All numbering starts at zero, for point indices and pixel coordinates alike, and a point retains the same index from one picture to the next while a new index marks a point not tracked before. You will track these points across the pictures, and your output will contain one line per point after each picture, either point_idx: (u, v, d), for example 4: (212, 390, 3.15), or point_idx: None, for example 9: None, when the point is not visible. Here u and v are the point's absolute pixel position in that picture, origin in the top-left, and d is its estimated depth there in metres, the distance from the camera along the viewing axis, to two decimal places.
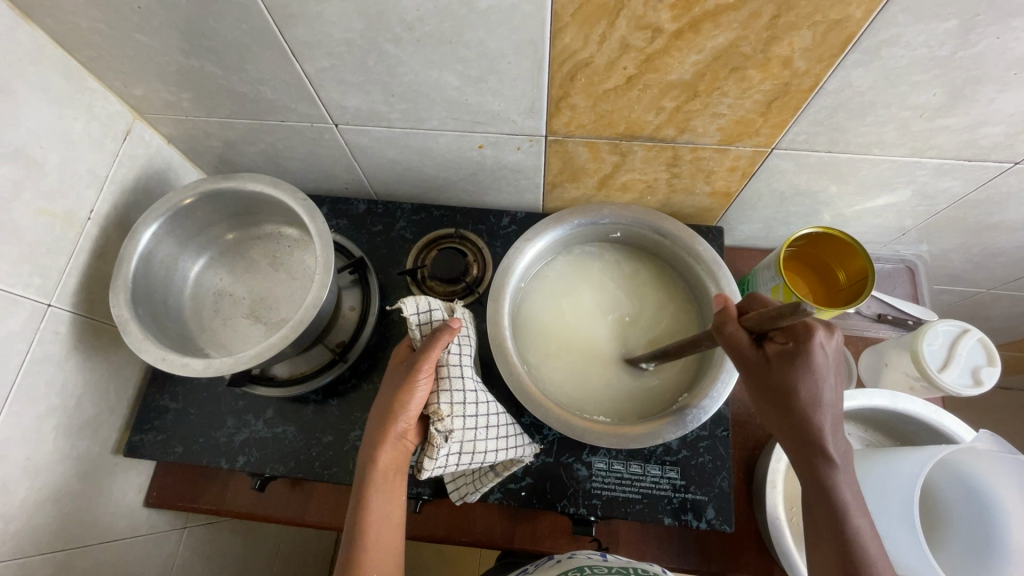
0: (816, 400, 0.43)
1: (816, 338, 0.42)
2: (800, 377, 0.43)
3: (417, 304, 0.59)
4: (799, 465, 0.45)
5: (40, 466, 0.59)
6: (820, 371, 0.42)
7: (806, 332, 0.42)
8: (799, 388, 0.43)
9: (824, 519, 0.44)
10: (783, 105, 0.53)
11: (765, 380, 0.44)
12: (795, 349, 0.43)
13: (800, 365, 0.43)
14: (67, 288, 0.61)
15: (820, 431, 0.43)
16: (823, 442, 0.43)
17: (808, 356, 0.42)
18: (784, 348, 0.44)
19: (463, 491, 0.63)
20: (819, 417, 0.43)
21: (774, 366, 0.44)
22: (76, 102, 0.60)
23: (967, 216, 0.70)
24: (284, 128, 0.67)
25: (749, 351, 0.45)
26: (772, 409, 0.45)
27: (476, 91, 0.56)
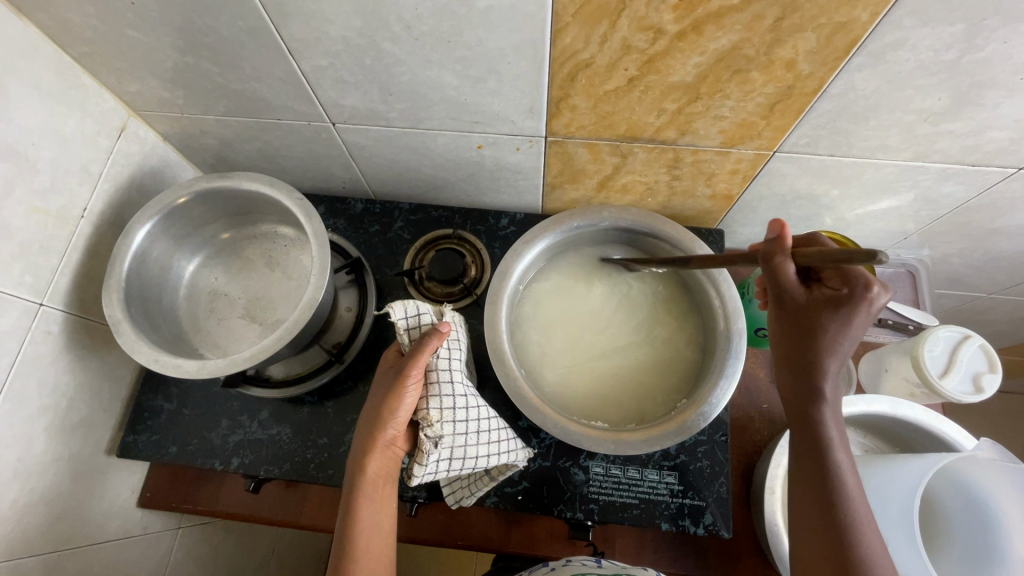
0: (834, 343, 0.47)
1: (869, 291, 0.45)
2: (830, 321, 0.47)
3: (406, 309, 0.58)
4: (795, 395, 0.50)
5: (31, 468, 0.58)
6: (857, 323, 0.46)
7: (863, 283, 0.45)
8: (820, 330, 0.47)
9: (808, 444, 0.49)
10: (786, 108, 0.52)
11: (795, 315, 0.49)
12: (845, 298, 0.46)
13: (841, 313, 0.46)
14: (59, 287, 0.60)
15: (826, 369, 0.48)
16: (822, 379, 0.48)
17: (849, 304, 0.46)
18: (834, 293, 0.47)
19: (458, 495, 0.63)
20: (831, 358, 0.47)
21: (812, 307, 0.48)
22: (69, 98, 0.59)
23: (969, 222, 0.69)
24: (281, 126, 0.66)
25: (790, 283, 0.48)
26: (788, 342, 0.50)
27: (475, 91, 0.56)
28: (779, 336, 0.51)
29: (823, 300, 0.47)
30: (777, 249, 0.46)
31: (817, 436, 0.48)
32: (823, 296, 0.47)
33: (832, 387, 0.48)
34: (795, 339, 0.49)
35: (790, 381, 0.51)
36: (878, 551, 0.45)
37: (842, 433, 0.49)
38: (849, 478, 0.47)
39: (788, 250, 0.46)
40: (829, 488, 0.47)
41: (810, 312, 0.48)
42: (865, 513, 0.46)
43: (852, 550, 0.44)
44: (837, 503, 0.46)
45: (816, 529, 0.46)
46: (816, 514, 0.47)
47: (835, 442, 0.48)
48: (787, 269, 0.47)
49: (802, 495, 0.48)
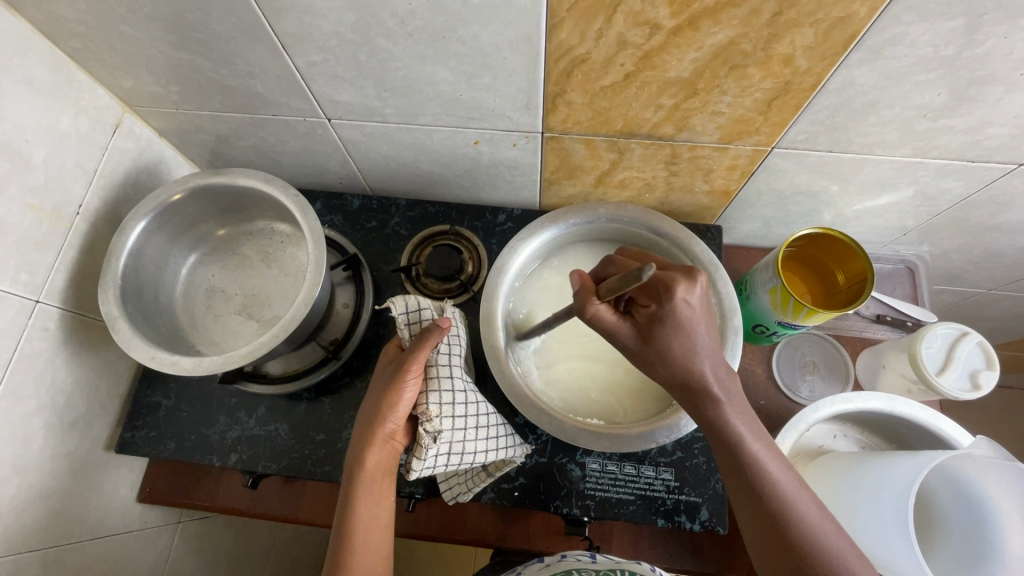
0: (687, 351, 0.48)
1: (678, 295, 0.48)
2: (671, 334, 0.48)
3: (407, 304, 0.59)
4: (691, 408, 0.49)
5: (30, 464, 0.59)
6: (686, 320, 0.48)
7: (667, 290, 0.48)
8: (672, 344, 0.48)
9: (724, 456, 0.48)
10: (784, 104, 0.52)
11: (641, 346, 0.49)
12: (660, 311, 0.48)
13: (668, 324, 0.48)
14: (55, 284, 0.60)
15: (698, 376, 0.48)
16: (702, 384, 0.48)
17: (674, 310, 0.48)
18: (650, 309, 0.49)
19: (455, 491, 0.63)
20: (693, 364, 0.48)
21: (647, 331, 0.49)
22: (62, 94, 0.59)
23: (968, 218, 0.69)
24: (276, 122, 0.66)
25: (614, 325, 0.50)
26: (654, 369, 0.49)
27: (471, 87, 0.55)
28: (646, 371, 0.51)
29: (651, 318, 0.49)
30: (587, 300, 0.50)
31: (724, 440, 0.48)
32: (647, 316, 0.49)
33: (714, 386, 0.48)
34: (654, 368, 0.49)
35: (677, 396, 0.50)
36: (821, 520, 0.46)
37: (749, 419, 0.48)
38: (769, 466, 0.47)
39: (596, 295, 0.50)
40: (757, 489, 0.47)
41: (653, 337, 0.49)
42: (795, 490, 0.47)
43: (800, 537, 0.45)
44: (769, 500, 0.46)
45: (764, 534, 0.47)
46: (759, 519, 0.47)
47: (744, 437, 0.47)
48: (605, 312, 0.50)
49: (739, 502, 0.48)
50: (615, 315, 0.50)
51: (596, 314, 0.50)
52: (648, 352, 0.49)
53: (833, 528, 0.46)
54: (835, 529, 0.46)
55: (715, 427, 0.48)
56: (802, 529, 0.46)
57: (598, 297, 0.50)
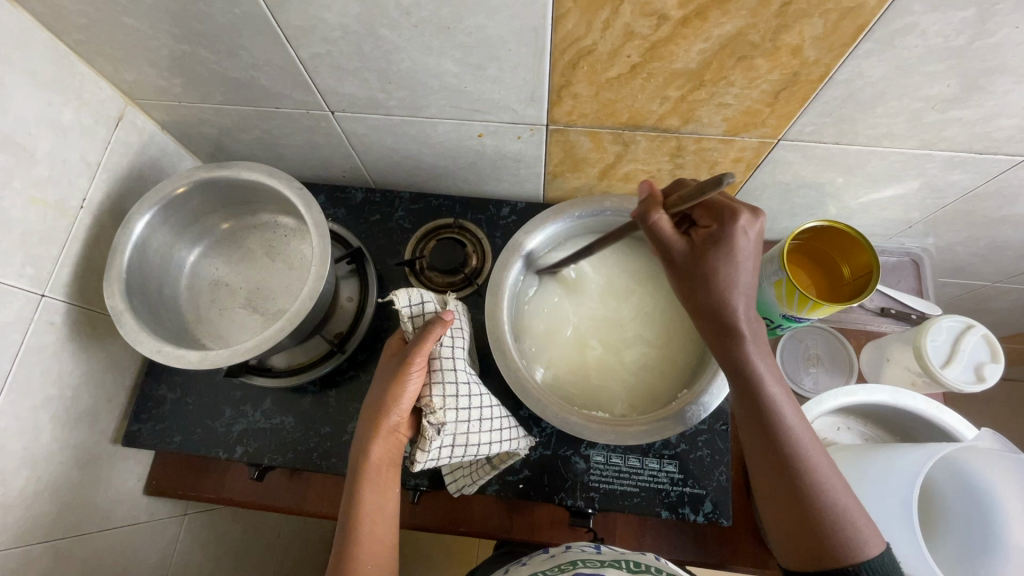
0: (731, 280, 0.49)
1: (738, 222, 0.47)
2: (722, 259, 0.48)
3: (410, 297, 0.58)
4: (718, 341, 0.52)
5: (38, 456, 0.59)
6: (741, 252, 0.48)
7: (732, 216, 0.48)
8: (720, 272, 0.49)
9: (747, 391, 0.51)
10: (791, 95, 0.51)
11: (688, 266, 0.50)
12: (719, 236, 0.48)
13: (723, 250, 0.48)
14: (61, 278, 0.60)
15: (735, 311, 0.50)
16: (736, 321, 0.50)
17: (730, 240, 0.48)
18: (709, 233, 0.49)
19: (460, 483, 0.63)
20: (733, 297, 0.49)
21: (698, 254, 0.49)
22: (65, 87, 0.58)
23: (975, 210, 0.69)
24: (279, 114, 0.66)
25: (670, 239, 0.49)
26: (695, 293, 0.50)
27: (476, 79, 0.55)
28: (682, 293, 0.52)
29: (705, 243, 0.49)
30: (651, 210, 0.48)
31: (748, 380, 0.51)
32: (703, 239, 0.49)
33: (747, 324, 0.50)
34: (696, 289, 0.50)
35: (708, 328, 0.52)
36: (829, 472, 0.49)
37: (772, 364, 0.51)
38: (786, 412, 0.51)
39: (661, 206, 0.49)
40: (772, 428, 0.50)
41: (703, 259, 0.49)
42: (808, 442, 0.50)
43: (807, 484, 0.49)
44: (784, 443, 0.50)
45: (774, 474, 0.50)
46: (770, 457, 0.50)
47: (767, 382, 0.50)
48: (665, 224, 0.49)
49: (753, 439, 0.52)
50: (672, 230, 0.49)
51: (654, 226, 0.49)
52: (694, 274, 0.50)
53: (839, 482, 0.49)
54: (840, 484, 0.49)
55: (742, 367, 0.51)
56: (810, 478, 0.49)
57: (664, 207, 0.49)
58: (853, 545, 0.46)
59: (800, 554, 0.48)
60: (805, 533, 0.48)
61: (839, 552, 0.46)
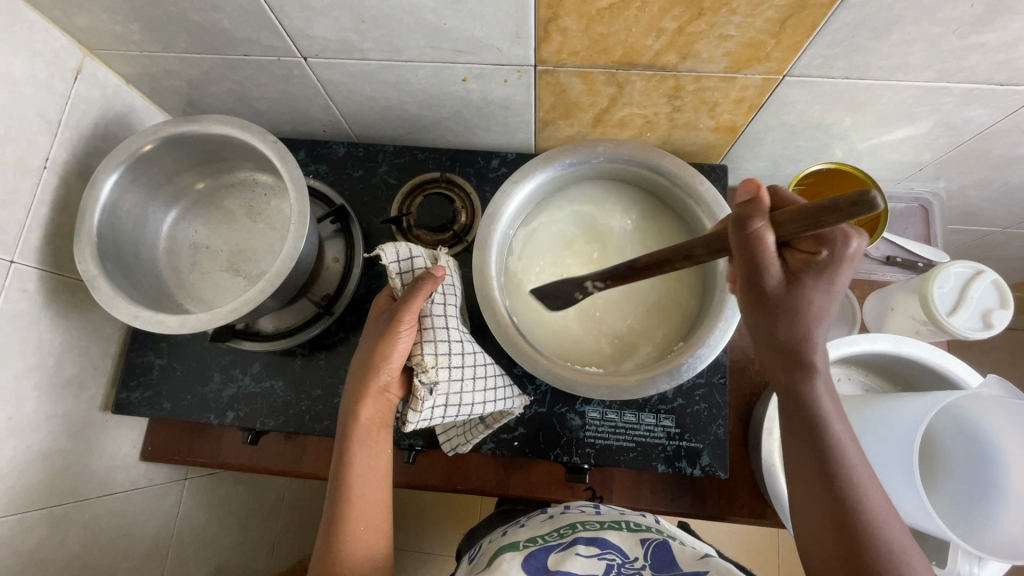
0: (825, 310, 0.42)
1: (851, 248, 0.40)
2: (818, 291, 0.41)
3: (398, 250, 0.56)
4: (782, 370, 0.46)
5: (24, 426, 0.58)
6: (838, 283, 0.40)
7: (844, 242, 0.39)
8: (809, 304, 0.41)
9: (800, 421, 0.46)
10: (798, 24, 0.47)
11: (776, 295, 0.42)
12: (826, 261, 0.40)
13: (824, 278, 0.40)
14: (29, 243, 0.58)
15: (815, 343, 0.43)
16: (811, 351, 0.44)
17: (829, 270, 0.40)
18: (812, 259, 0.40)
19: (454, 442, 0.63)
20: (816, 331, 0.43)
21: (795, 276, 0.41)
22: (13, 34, 0.54)
23: (990, 149, 0.65)
24: (248, 63, 0.61)
25: (769, 255, 0.38)
26: (779, 320, 0.43)
27: (455, 15, 0.50)
28: (759, 314, 0.44)
29: (802, 270, 0.41)
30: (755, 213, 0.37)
31: (806, 410, 0.46)
32: (801, 265, 0.41)
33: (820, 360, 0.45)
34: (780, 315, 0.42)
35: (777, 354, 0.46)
36: (888, 514, 0.43)
37: (836, 402, 0.46)
38: (847, 448, 0.45)
39: (770, 219, 0.37)
40: (829, 462, 0.45)
41: (797, 288, 0.41)
42: (868, 479, 0.44)
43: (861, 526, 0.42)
44: (841, 478, 0.44)
45: (823, 511, 0.44)
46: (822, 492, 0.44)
47: (828, 414, 0.45)
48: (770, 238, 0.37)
49: (801, 472, 0.46)
50: (769, 247, 0.38)
51: (755, 240, 0.37)
52: (785, 296, 0.41)
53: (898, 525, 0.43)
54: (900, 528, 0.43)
55: (800, 397, 0.46)
56: (868, 521, 0.42)
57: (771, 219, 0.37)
58: None
59: None
60: None
61: None
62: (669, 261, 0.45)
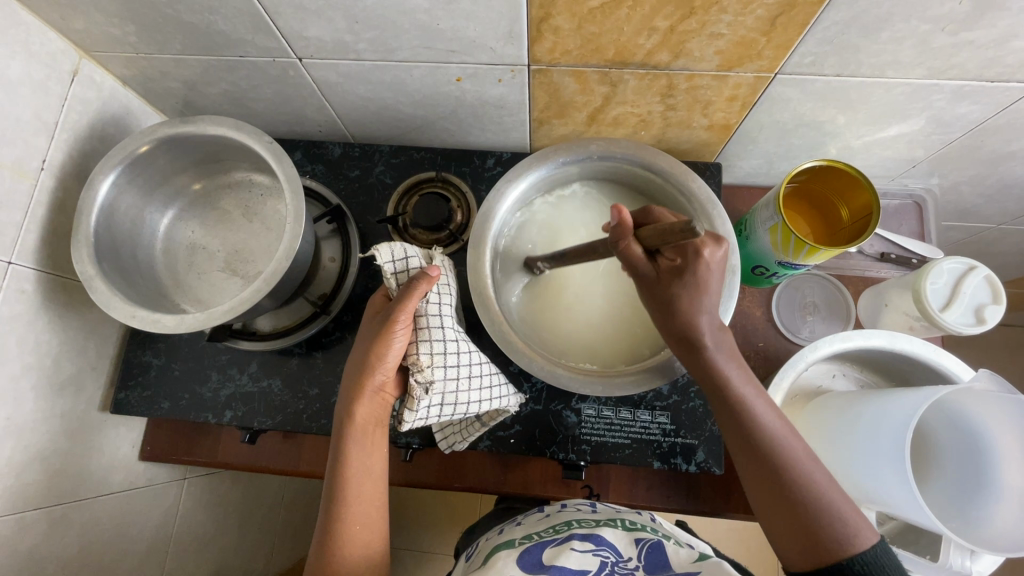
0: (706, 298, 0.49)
1: (704, 251, 0.48)
2: (688, 284, 0.48)
3: (393, 251, 0.56)
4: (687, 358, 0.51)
5: (22, 426, 0.59)
6: (705, 275, 0.48)
7: (695, 247, 0.48)
8: (683, 294, 0.48)
9: (718, 399, 0.51)
10: (788, 22, 0.47)
11: (656, 292, 0.50)
12: (683, 265, 0.48)
13: (688, 275, 0.48)
14: (27, 244, 0.58)
15: (703, 327, 0.49)
16: (702, 332, 0.49)
17: (690, 266, 0.48)
18: (673, 264, 0.49)
19: (451, 440, 0.63)
20: (702, 316, 0.49)
21: (665, 278, 0.49)
22: (10, 37, 0.54)
23: (983, 145, 0.65)
24: (244, 64, 0.62)
25: (639, 262, 0.49)
26: (665, 312, 0.50)
27: (448, 15, 0.51)
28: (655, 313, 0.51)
29: (669, 271, 0.49)
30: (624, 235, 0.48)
31: (717, 387, 0.50)
32: (666, 268, 0.49)
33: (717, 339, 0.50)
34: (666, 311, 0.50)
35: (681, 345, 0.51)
36: (818, 472, 0.48)
37: (745, 374, 0.51)
38: (764, 416, 0.50)
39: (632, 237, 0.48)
40: (752, 433, 0.49)
41: (673, 285, 0.49)
42: (788, 436, 0.50)
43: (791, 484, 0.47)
44: (766, 445, 0.49)
45: (760, 480, 0.49)
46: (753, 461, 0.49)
47: (738, 386, 0.50)
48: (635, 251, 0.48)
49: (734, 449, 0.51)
50: (637, 256, 0.49)
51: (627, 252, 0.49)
52: (662, 293, 0.49)
53: (827, 478, 0.48)
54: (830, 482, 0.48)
55: (710, 374, 0.50)
56: (796, 478, 0.47)
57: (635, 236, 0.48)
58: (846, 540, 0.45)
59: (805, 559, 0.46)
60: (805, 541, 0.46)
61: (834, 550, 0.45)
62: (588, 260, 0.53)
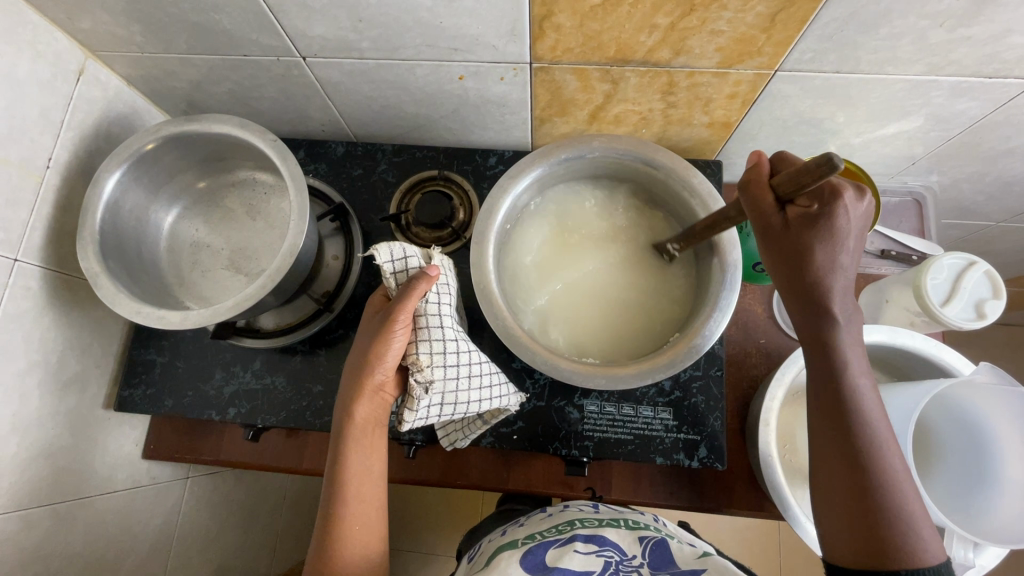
0: (834, 263, 0.44)
1: (842, 201, 0.42)
2: (821, 240, 0.43)
3: (392, 251, 0.56)
4: (803, 323, 0.48)
5: (27, 423, 0.59)
6: (840, 234, 0.43)
7: (835, 196, 0.42)
8: (815, 253, 0.44)
9: (825, 372, 0.48)
10: (788, 18, 0.48)
11: (781, 244, 0.45)
12: (819, 215, 0.43)
13: (822, 230, 0.43)
14: (33, 242, 0.58)
15: (831, 295, 0.46)
16: (829, 302, 0.46)
17: (830, 221, 0.43)
18: (807, 212, 0.43)
19: (452, 438, 0.63)
20: (828, 281, 0.45)
21: (793, 231, 0.44)
22: (16, 36, 0.55)
23: (981, 142, 0.65)
24: (248, 63, 0.62)
25: (767, 209, 0.45)
26: (787, 267, 0.46)
27: (451, 13, 0.51)
28: (772, 266, 0.47)
29: (802, 221, 0.44)
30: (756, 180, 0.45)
31: (829, 362, 0.47)
32: (798, 217, 0.44)
33: (841, 312, 0.46)
34: (786, 266, 0.46)
35: (797, 306, 0.48)
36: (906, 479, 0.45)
37: (861, 359, 0.48)
38: (869, 404, 0.47)
39: (766, 181, 0.45)
40: (851, 415, 0.46)
41: (800, 239, 0.44)
42: (886, 439, 0.46)
43: (872, 479, 0.45)
44: (861, 433, 0.46)
45: (842, 464, 0.46)
46: (842, 442, 0.46)
47: (853, 368, 0.47)
48: (767, 195, 0.45)
49: (822, 427, 0.48)
50: (771, 201, 0.45)
51: (761, 193, 0.45)
52: (788, 246, 0.45)
53: (911, 486, 0.45)
54: (914, 491, 0.45)
55: (825, 345, 0.47)
56: (881, 475, 0.45)
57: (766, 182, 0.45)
58: (914, 552, 0.42)
59: (859, 556, 0.44)
60: (869, 538, 0.44)
61: (897, 557, 0.42)
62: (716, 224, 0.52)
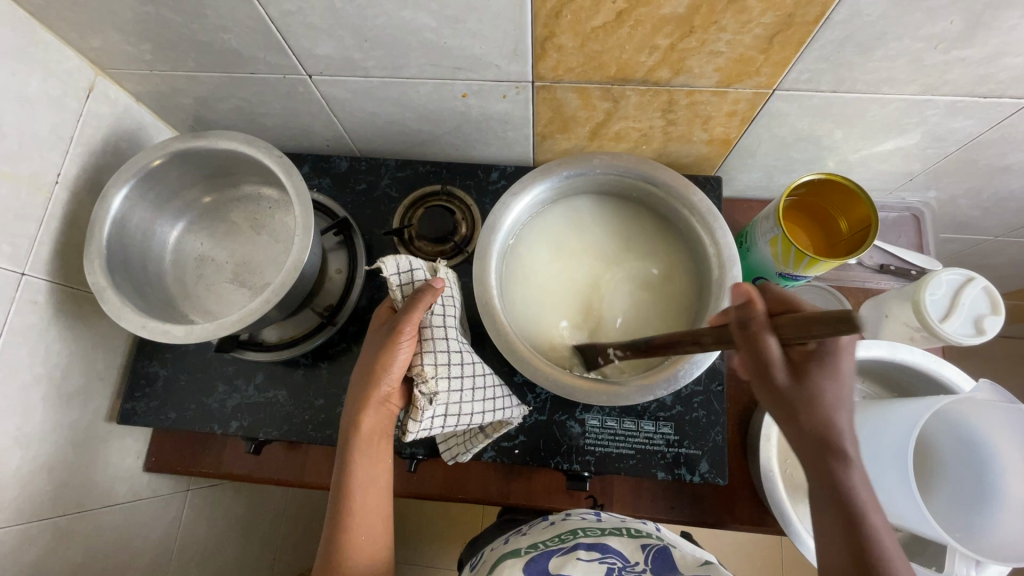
0: (838, 399, 0.43)
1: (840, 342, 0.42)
2: (827, 381, 0.42)
3: (398, 263, 0.57)
4: (812, 463, 0.45)
5: (30, 436, 0.59)
6: (843, 370, 0.42)
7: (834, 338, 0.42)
8: (827, 393, 0.43)
9: (835, 509, 0.44)
10: (785, 40, 0.49)
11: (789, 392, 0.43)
12: (822, 352, 0.42)
13: (827, 368, 0.42)
14: (40, 256, 0.59)
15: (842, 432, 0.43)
16: (841, 440, 0.43)
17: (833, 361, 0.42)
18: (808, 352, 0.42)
19: (455, 451, 0.63)
20: (839, 418, 0.43)
21: (800, 373, 0.43)
22: (28, 55, 0.56)
23: (978, 159, 0.66)
24: (255, 80, 0.63)
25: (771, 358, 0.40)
26: (789, 413, 0.44)
27: (455, 33, 0.52)
28: (773, 408, 0.45)
29: (804, 362, 0.43)
30: (752, 318, 0.39)
31: (841, 501, 0.44)
32: (801, 356, 0.43)
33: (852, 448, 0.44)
34: (796, 412, 0.43)
35: (805, 446, 0.45)
36: None
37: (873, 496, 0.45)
38: (887, 544, 0.43)
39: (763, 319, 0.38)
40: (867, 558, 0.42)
41: (806, 382, 0.43)
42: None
43: None
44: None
45: None
46: None
47: (866, 506, 0.44)
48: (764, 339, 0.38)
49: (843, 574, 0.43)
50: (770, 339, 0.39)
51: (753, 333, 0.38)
52: (798, 392, 0.43)
53: None
54: None
55: (835, 484, 0.44)
56: None
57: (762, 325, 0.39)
58: None
59: None
60: None
61: None
62: (678, 343, 0.46)
